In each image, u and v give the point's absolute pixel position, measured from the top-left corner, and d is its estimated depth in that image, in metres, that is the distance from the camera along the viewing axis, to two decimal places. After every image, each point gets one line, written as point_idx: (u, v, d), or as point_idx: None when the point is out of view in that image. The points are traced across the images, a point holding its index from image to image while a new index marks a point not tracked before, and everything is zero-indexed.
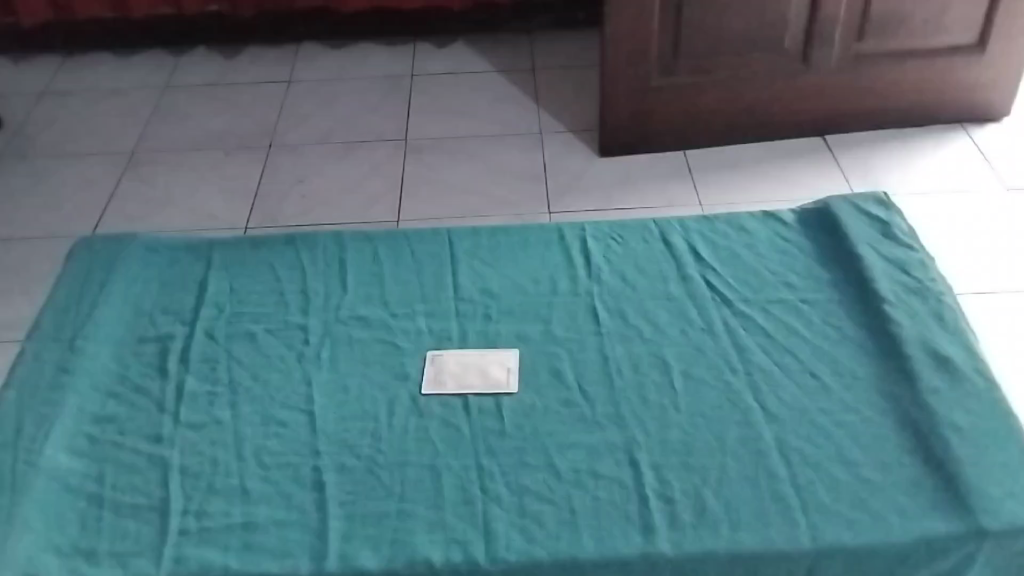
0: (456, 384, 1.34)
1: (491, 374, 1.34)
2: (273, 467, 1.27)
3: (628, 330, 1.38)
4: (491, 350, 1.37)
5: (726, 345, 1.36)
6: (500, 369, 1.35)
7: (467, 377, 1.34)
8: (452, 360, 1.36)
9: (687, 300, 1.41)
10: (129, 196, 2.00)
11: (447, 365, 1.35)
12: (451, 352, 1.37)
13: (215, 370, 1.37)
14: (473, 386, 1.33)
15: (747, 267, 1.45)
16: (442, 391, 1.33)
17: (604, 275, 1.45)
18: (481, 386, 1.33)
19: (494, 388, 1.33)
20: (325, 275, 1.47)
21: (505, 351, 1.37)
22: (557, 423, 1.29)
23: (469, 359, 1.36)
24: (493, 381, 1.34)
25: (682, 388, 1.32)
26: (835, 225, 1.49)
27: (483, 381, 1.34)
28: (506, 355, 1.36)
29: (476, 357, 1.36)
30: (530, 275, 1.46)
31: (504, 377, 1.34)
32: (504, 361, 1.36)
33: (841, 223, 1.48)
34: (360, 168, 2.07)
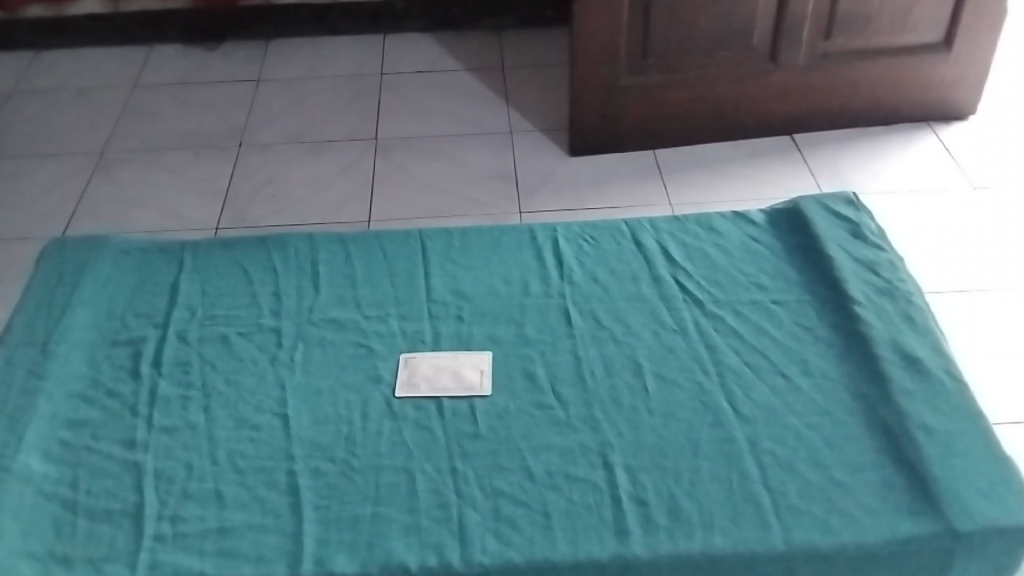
0: (430, 386, 1.34)
1: (465, 376, 1.35)
2: (247, 471, 1.27)
3: (601, 332, 1.39)
4: (464, 351, 1.38)
5: (697, 346, 1.37)
6: (474, 371, 1.35)
7: (441, 378, 1.35)
8: (425, 361, 1.37)
9: (658, 300, 1.42)
10: (100, 197, 1.99)
11: (421, 367, 1.36)
12: (424, 355, 1.37)
13: (188, 374, 1.37)
14: (447, 388, 1.34)
15: (719, 268, 1.46)
16: (416, 393, 1.33)
17: (576, 275, 1.46)
18: (455, 388, 1.34)
19: (468, 390, 1.34)
20: (298, 278, 1.47)
21: (478, 353, 1.37)
22: (532, 425, 1.30)
23: (443, 360, 1.37)
24: (467, 383, 1.34)
25: (655, 389, 1.33)
26: (806, 226, 1.50)
27: (456, 383, 1.34)
28: (479, 357, 1.37)
29: (450, 359, 1.37)
30: (502, 278, 1.46)
31: (477, 379, 1.35)
32: (478, 363, 1.36)
33: (811, 225, 1.50)
34: (331, 167, 2.06)
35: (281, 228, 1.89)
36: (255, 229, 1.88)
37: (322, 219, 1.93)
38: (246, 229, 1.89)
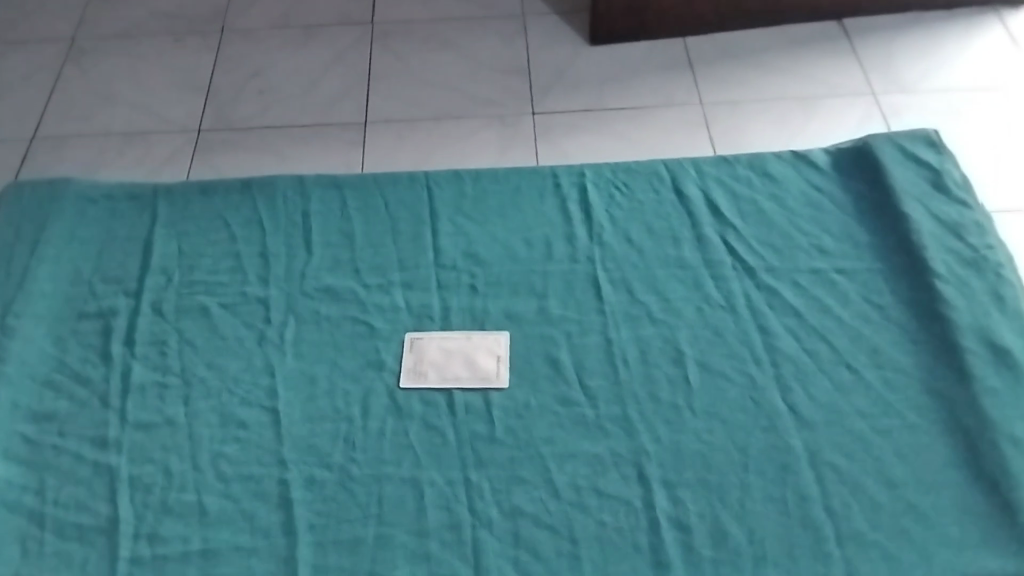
0: (440, 376, 1.17)
1: (478, 364, 1.18)
2: (233, 479, 1.12)
3: (636, 310, 1.21)
4: (478, 330, 1.20)
5: (747, 328, 1.19)
6: (489, 357, 1.18)
7: (451, 367, 1.17)
8: (433, 344, 1.19)
9: (703, 268, 1.24)
10: (68, 99, 1.82)
11: (428, 352, 1.19)
12: (431, 334, 1.20)
13: (165, 358, 1.19)
14: (459, 379, 1.17)
15: (775, 227, 1.27)
16: (422, 384, 1.17)
17: (607, 237, 1.27)
18: (468, 379, 1.17)
19: (482, 381, 1.17)
20: (287, 234, 1.28)
21: (495, 333, 1.20)
22: (556, 427, 1.14)
23: (454, 343, 1.19)
24: (481, 373, 1.17)
25: (699, 382, 1.16)
26: (879, 174, 1.30)
27: (469, 372, 1.17)
28: (495, 338, 1.19)
29: (461, 341, 1.19)
30: (522, 238, 1.27)
31: (493, 367, 1.17)
32: (494, 347, 1.19)
33: (885, 172, 1.30)
34: (321, 71, 1.85)
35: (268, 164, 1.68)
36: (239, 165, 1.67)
37: (312, 144, 1.71)
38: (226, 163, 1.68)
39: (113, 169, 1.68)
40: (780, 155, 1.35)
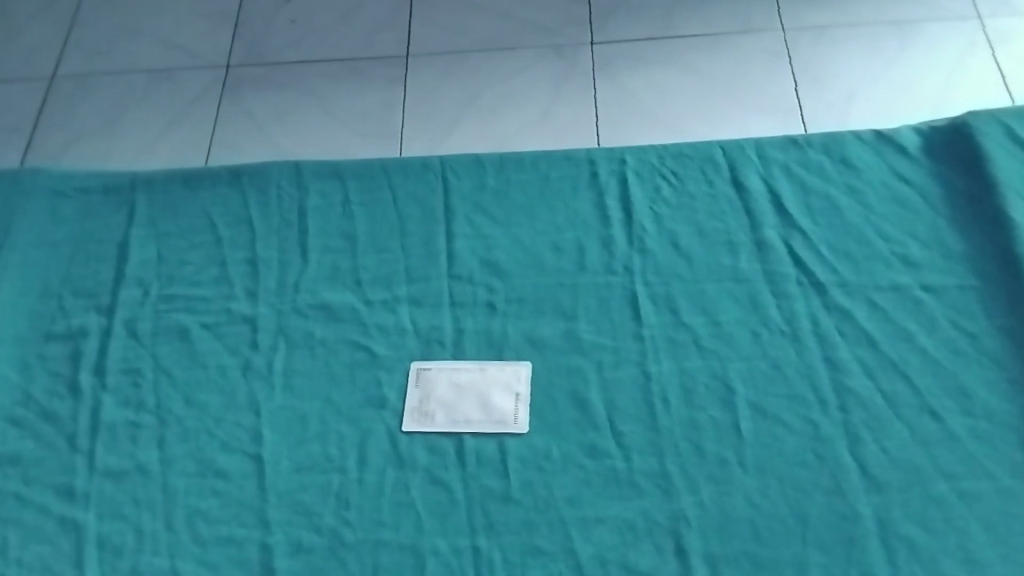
0: (449, 418, 1.01)
1: (493, 403, 1.02)
2: (209, 541, 0.98)
3: (681, 337, 1.03)
4: (494, 360, 1.04)
5: (813, 360, 1.01)
6: (506, 394, 1.02)
7: (462, 407, 1.02)
8: (443, 378, 1.03)
9: (762, 281, 1.06)
10: (26, 40, 1.52)
11: (436, 388, 1.03)
12: (441, 365, 1.04)
13: (139, 391, 1.05)
14: (470, 422, 1.01)
15: (851, 231, 1.08)
16: (428, 428, 1.01)
17: (650, 242, 1.08)
18: (481, 422, 1.01)
19: (496, 426, 1.01)
20: (280, 236, 1.12)
21: (513, 364, 1.03)
22: (580, 484, 0.97)
23: (466, 376, 1.03)
24: (496, 415, 1.01)
25: (750, 431, 0.98)
26: (980, 163, 1.09)
27: (482, 414, 1.01)
28: (513, 371, 1.03)
29: (475, 374, 1.03)
30: (549, 243, 1.09)
31: (510, 407, 1.01)
32: (511, 381, 1.02)
33: (988, 162, 1.08)
34: None
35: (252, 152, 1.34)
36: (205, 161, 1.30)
37: (307, 122, 1.36)
38: (205, 145, 1.36)
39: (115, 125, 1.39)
40: (861, 135, 1.14)
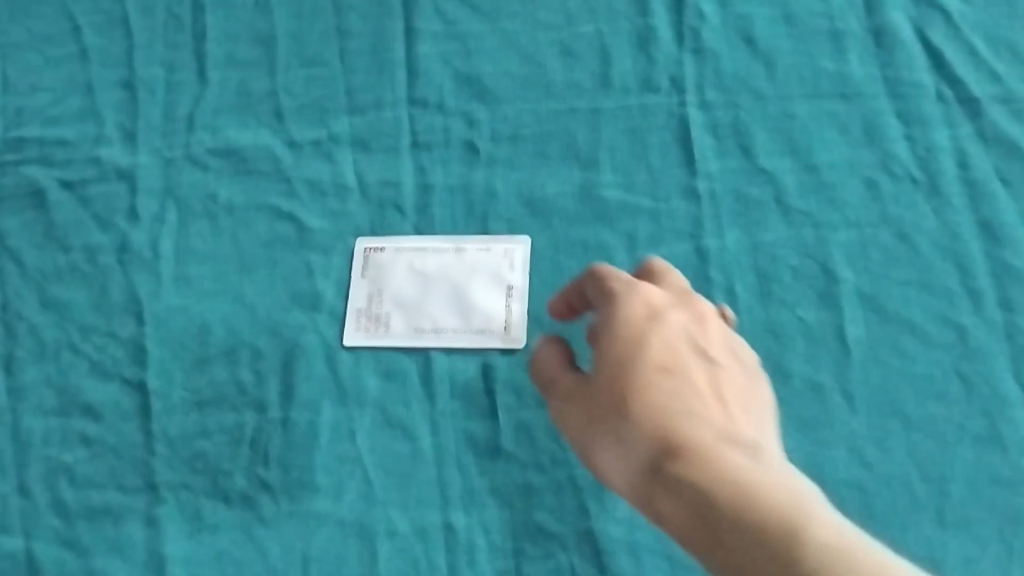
0: (411, 326, 0.70)
1: (475, 305, 0.70)
2: (77, 514, 0.69)
3: (756, 193, 0.69)
4: (477, 238, 0.71)
5: (960, 225, 0.67)
6: (493, 291, 0.70)
7: (430, 309, 0.71)
8: (405, 265, 0.72)
9: (881, 95, 0.71)
10: None
11: (395, 281, 0.71)
12: (401, 245, 0.72)
13: None
14: (441, 333, 0.70)
15: (1016, 14, 0.73)
16: (381, 342, 0.70)
17: (708, 35, 0.74)
18: (456, 333, 0.70)
19: (479, 339, 0.69)
20: (168, 43, 0.79)
21: (505, 243, 0.71)
22: None
23: (437, 263, 0.71)
24: (478, 323, 0.69)
25: (863, 357, 0.65)
26: None
27: (459, 322, 0.70)
28: (505, 253, 0.70)
29: (449, 260, 0.71)
30: (557, 46, 0.75)
31: (500, 312, 0.69)
32: (502, 270, 0.70)
33: None
34: None
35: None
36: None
37: None
38: None
39: None
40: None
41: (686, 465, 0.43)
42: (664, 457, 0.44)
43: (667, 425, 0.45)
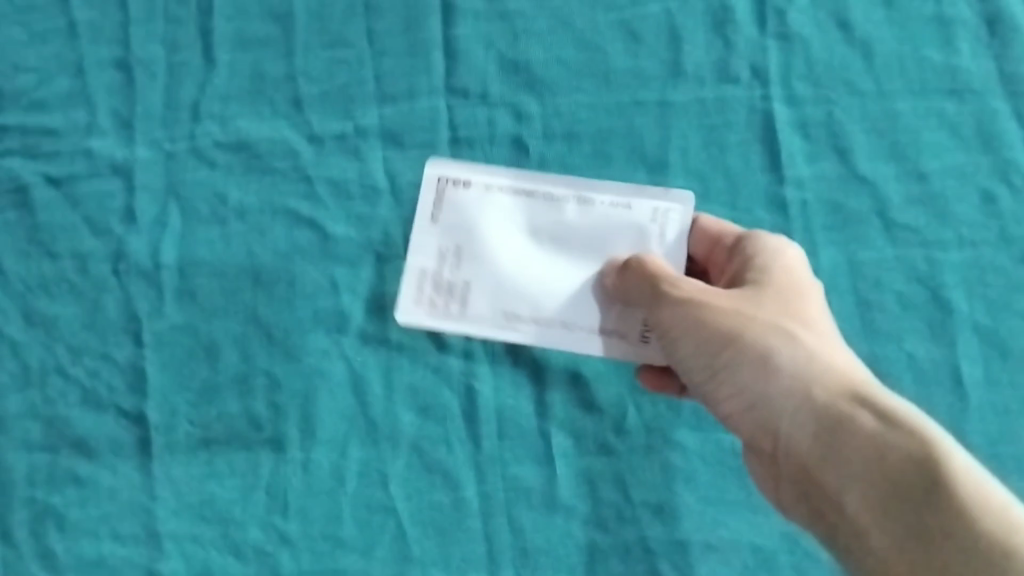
0: (495, 305, 0.61)
1: (587, 277, 0.60)
2: (67, 566, 0.60)
3: (852, 205, 0.61)
4: (611, 191, 0.62)
5: None
6: (607, 252, 0.61)
7: (532, 276, 0.61)
8: (498, 218, 0.62)
9: (997, 90, 0.62)
10: None
11: (472, 239, 0.62)
12: (499, 230, 0.62)
13: None
14: (532, 329, 0.60)
15: None
16: (450, 330, 0.61)
17: (795, 18, 0.64)
18: (552, 334, 0.60)
19: (589, 343, 0.60)
20: (169, 17, 0.68)
21: (659, 201, 0.61)
22: (675, 480, 0.58)
23: (540, 222, 0.62)
24: (585, 308, 0.60)
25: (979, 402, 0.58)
26: None
27: (561, 308, 0.60)
28: (649, 221, 0.61)
29: (565, 232, 0.62)
30: (620, 28, 0.65)
31: (623, 310, 0.60)
32: (641, 226, 0.61)
33: None
34: None
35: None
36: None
37: None
38: None
39: None
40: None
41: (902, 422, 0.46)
42: (851, 397, 0.47)
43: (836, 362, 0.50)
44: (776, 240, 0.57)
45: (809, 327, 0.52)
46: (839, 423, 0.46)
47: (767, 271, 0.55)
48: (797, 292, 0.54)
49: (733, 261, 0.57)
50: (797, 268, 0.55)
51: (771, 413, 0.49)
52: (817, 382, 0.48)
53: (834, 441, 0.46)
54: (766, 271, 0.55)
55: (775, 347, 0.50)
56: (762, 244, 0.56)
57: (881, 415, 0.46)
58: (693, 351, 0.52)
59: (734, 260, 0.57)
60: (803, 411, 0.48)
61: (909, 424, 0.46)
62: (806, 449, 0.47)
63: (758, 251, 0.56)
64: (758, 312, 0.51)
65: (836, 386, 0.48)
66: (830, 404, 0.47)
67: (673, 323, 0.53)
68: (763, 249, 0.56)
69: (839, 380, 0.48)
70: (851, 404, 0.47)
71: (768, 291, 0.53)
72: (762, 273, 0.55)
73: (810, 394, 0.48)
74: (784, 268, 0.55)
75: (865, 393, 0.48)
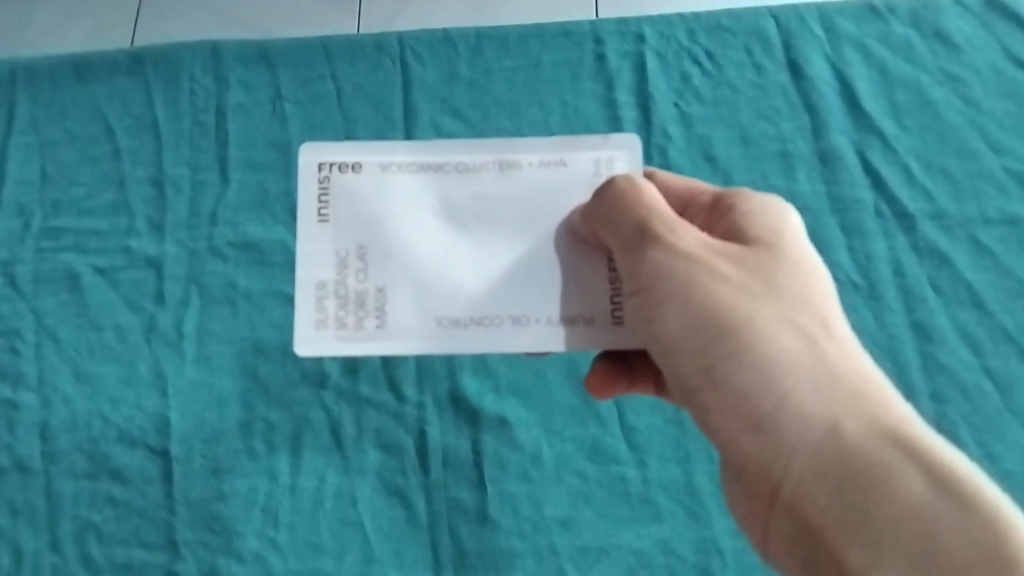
0: (423, 316, 0.53)
1: (526, 251, 0.54)
2: (103, 568, 0.76)
3: None
4: (537, 150, 0.56)
5: (900, 323, 0.78)
6: (548, 218, 0.55)
7: (456, 268, 0.54)
8: (403, 200, 0.56)
9: (826, 207, 0.82)
10: None
11: (369, 213, 0.55)
12: (414, 223, 0.55)
13: (17, 360, 0.82)
14: (471, 324, 0.53)
15: (947, 136, 0.85)
16: (371, 348, 0.53)
17: (674, 153, 0.85)
18: (497, 325, 0.53)
19: (551, 335, 0.53)
20: (194, 146, 0.88)
21: (599, 151, 0.56)
22: (577, 500, 0.76)
23: (457, 197, 0.56)
24: (533, 292, 0.53)
25: None
26: None
27: (499, 297, 0.53)
28: (593, 174, 0.56)
29: (490, 210, 0.55)
30: None
31: (585, 295, 0.53)
32: (584, 179, 0.56)
33: None
34: None
35: (184, 24, 1.08)
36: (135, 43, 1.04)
37: None
38: (131, 15, 1.08)
39: (37, 37, 1.07)
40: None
41: (944, 501, 0.41)
42: (885, 442, 0.44)
43: (856, 389, 0.46)
44: (761, 198, 0.54)
45: (822, 316, 0.49)
46: (872, 491, 0.43)
47: (761, 228, 0.52)
48: (812, 298, 0.49)
49: (713, 219, 0.54)
50: (799, 246, 0.52)
51: (780, 442, 0.46)
52: (852, 407, 0.45)
53: (863, 501, 0.43)
54: (768, 236, 0.51)
55: (794, 391, 0.46)
56: (748, 204, 0.53)
57: (926, 480, 0.42)
58: (687, 338, 0.49)
59: (715, 217, 0.54)
60: (824, 462, 0.44)
61: (959, 486, 0.42)
62: (825, 505, 0.44)
63: (753, 222, 0.52)
64: (761, 303, 0.48)
65: (870, 433, 0.44)
66: (872, 467, 0.43)
67: (654, 275, 0.49)
68: (750, 210, 0.53)
69: (873, 432, 0.44)
70: (862, 404, 0.45)
71: (782, 290, 0.49)
72: (754, 228, 0.52)
73: (837, 430, 0.45)
74: (777, 228, 0.52)
75: (902, 432, 0.44)
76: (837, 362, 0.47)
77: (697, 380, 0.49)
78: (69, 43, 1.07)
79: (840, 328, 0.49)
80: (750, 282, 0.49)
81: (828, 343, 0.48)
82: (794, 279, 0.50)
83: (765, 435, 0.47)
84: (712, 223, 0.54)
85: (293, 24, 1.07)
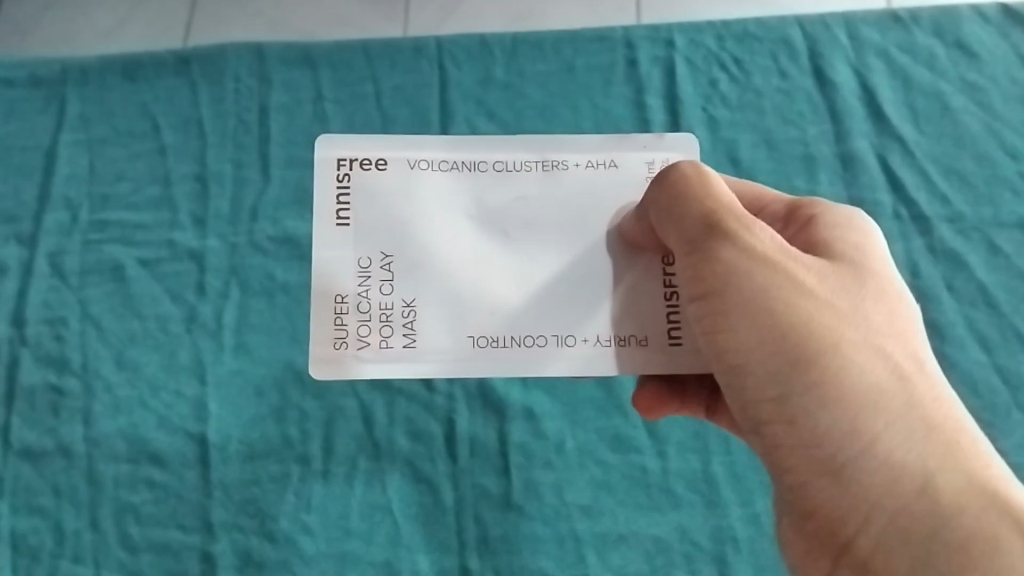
0: (460, 334, 0.56)
1: (569, 257, 0.57)
2: (142, 549, 0.79)
3: None
4: (584, 153, 0.60)
5: None
6: (593, 221, 0.57)
7: (495, 284, 0.57)
8: (449, 212, 0.59)
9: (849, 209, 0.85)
10: None
11: (413, 232, 0.57)
12: (455, 232, 0.58)
13: (63, 347, 0.85)
14: (508, 343, 0.55)
15: (965, 141, 0.88)
16: (400, 370, 0.55)
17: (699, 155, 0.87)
18: (540, 345, 0.55)
19: (600, 356, 0.55)
20: (236, 144, 0.91)
21: (653, 152, 0.60)
22: (599, 489, 0.79)
23: (502, 208, 0.59)
24: (576, 312, 0.55)
25: None
26: None
27: (537, 314, 0.56)
28: (646, 174, 0.59)
29: (530, 214, 0.58)
30: None
31: (636, 308, 0.55)
32: (638, 178, 0.59)
33: None
34: None
35: (235, 28, 1.11)
36: (187, 45, 1.08)
37: None
38: (182, 16, 1.12)
39: (93, 41, 1.11)
40: (983, 10, 0.93)
41: None
42: (982, 505, 0.45)
43: (940, 433, 0.47)
44: (842, 212, 0.54)
45: (907, 348, 0.50)
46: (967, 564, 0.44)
47: (845, 249, 0.52)
48: (894, 327, 0.50)
49: (789, 230, 0.55)
50: (880, 265, 0.52)
51: (859, 494, 0.47)
52: (941, 459, 0.46)
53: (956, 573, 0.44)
54: (853, 255, 0.52)
55: (881, 433, 0.47)
56: (830, 217, 0.54)
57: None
58: (756, 360, 0.49)
59: (791, 228, 0.55)
60: (909, 523, 0.45)
61: None
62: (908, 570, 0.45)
63: (836, 239, 0.53)
64: (844, 323, 0.49)
65: (962, 487, 0.45)
66: (973, 533, 0.44)
67: (726, 279, 0.49)
68: (832, 223, 0.53)
69: (970, 492, 0.45)
70: (952, 454, 0.46)
71: (867, 319, 0.50)
72: (838, 245, 0.52)
73: (927, 487, 0.46)
74: (860, 248, 0.53)
75: (996, 493, 0.45)
76: (924, 401, 0.48)
77: (765, 407, 0.49)
78: (122, 43, 1.11)
79: (924, 362, 0.50)
80: (835, 304, 0.49)
81: (913, 378, 0.49)
82: (881, 310, 0.50)
83: (840, 483, 0.47)
84: (788, 233, 0.55)
85: (340, 29, 1.10)
